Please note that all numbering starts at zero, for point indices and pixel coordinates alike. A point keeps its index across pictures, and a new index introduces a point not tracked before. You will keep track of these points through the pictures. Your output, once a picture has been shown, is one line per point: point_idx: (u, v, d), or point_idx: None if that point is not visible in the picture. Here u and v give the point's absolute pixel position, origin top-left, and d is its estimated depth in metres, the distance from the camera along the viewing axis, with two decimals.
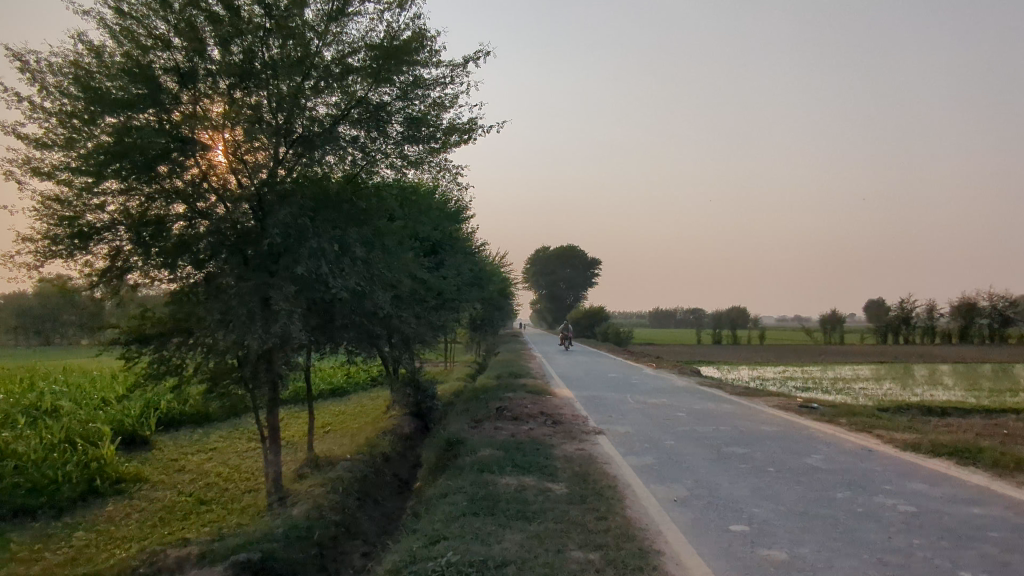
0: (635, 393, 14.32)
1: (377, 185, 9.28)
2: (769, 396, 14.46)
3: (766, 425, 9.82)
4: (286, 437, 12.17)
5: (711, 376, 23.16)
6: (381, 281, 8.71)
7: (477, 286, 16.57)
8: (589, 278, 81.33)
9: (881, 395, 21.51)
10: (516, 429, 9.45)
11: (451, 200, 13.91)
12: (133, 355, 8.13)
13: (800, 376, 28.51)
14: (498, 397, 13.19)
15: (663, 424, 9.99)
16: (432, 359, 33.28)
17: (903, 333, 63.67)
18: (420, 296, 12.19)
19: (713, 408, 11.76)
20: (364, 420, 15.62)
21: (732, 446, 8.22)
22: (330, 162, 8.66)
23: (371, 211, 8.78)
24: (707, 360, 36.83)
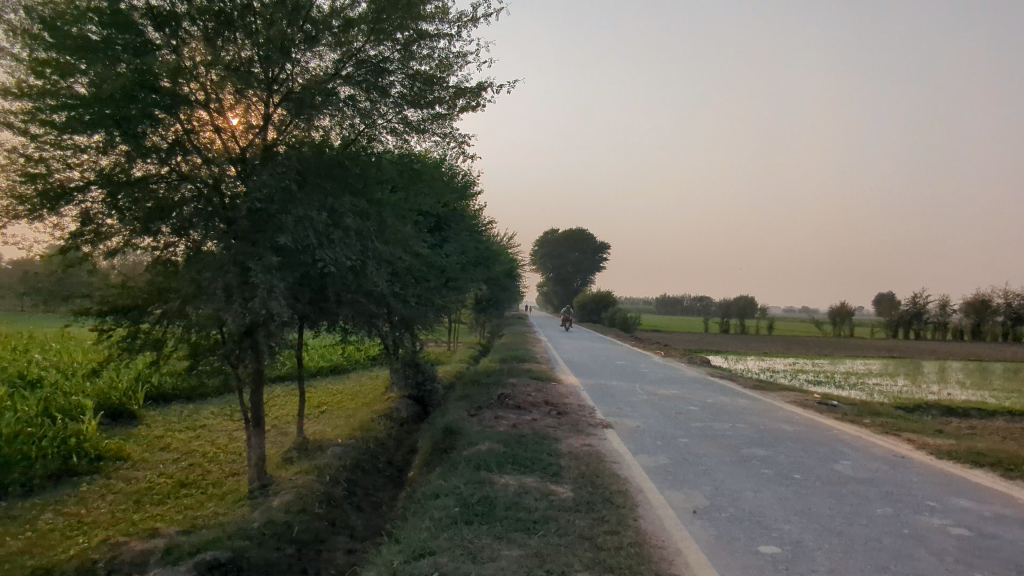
0: (644, 383, 13.66)
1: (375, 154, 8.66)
2: (784, 391, 13.78)
3: (786, 423, 9.16)
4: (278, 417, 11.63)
5: (721, 367, 22.45)
6: (377, 258, 8.06)
7: (483, 265, 15.91)
8: (597, 263, 80.51)
9: (897, 392, 20.77)
10: (518, 419, 8.84)
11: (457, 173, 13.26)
12: (108, 327, 7.55)
13: (812, 369, 27.78)
14: (501, 382, 12.58)
15: (675, 419, 9.34)
16: (436, 340, 32.76)
17: (915, 328, 62.68)
18: (421, 273, 11.57)
19: (728, 403, 11.10)
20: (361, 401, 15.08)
21: (752, 447, 7.57)
22: (325, 125, 8.05)
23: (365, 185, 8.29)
24: (716, 349, 36.13)
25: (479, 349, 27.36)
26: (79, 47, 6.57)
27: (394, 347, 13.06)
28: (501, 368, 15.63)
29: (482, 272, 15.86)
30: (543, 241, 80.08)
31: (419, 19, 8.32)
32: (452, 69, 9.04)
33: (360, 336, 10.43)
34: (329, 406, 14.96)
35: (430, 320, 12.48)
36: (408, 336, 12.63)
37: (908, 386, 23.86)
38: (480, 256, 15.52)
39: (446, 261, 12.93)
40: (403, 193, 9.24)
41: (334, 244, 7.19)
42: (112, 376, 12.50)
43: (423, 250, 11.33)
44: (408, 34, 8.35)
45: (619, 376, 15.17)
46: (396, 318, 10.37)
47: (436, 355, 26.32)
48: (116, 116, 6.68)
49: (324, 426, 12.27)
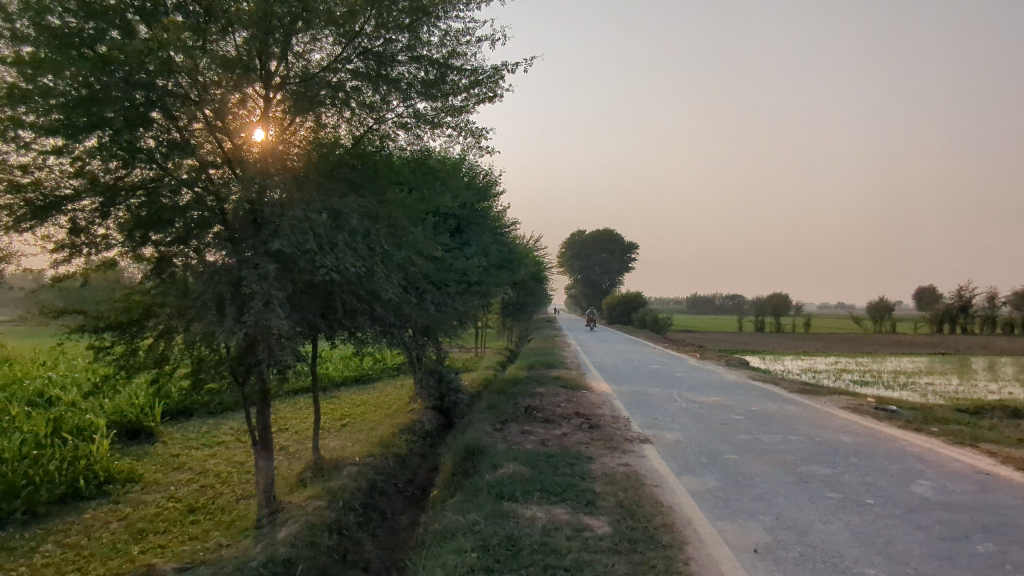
0: (681, 389, 12.82)
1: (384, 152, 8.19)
2: (834, 394, 12.81)
3: (844, 434, 8.28)
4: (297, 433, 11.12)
5: (760, 369, 21.37)
6: (389, 263, 7.48)
7: (507, 267, 15.25)
8: (625, 263, 79.27)
9: (953, 392, 19.45)
10: (546, 435, 8.14)
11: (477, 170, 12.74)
12: (106, 344, 7.07)
13: (856, 369, 26.44)
14: (528, 391, 11.89)
15: (719, 431, 8.54)
16: (463, 346, 32.19)
17: (961, 322, 60.08)
18: (439, 277, 10.96)
19: (775, 411, 10.22)
20: (385, 413, 14.52)
21: (810, 464, 6.73)
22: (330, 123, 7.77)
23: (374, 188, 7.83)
24: (752, 349, 34.86)
25: (506, 355, 26.68)
26: (63, 42, 6.08)
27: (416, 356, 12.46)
28: (529, 375, 14.94)
29: (507, 275, 15.18)
30: (570, 244, 79.22)
31: (428, 8, 7.79)
32: (466, 57, 8.48)
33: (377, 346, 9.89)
34: (352, 418, 14.45)
35: (453, 329, 11.92)
36: (430, 344, 12.05)
37: (962, 386, 22.41)
38: (504, 257, 14.84)
39: (468, 264, 12.39)
40: (417, 193, 8.66)
41: (338, 249, 6.59)
42: (129, 393, 12.16)
43: (441, 252, 10.76)
44: (417, 23, 7.84)
45: (654, 381, 14.35)
46: (414, 326, 9.86)
47: (463, 361, 25.77)
48: (109, 116, 6.14)
49: (344, 441, 11.73)
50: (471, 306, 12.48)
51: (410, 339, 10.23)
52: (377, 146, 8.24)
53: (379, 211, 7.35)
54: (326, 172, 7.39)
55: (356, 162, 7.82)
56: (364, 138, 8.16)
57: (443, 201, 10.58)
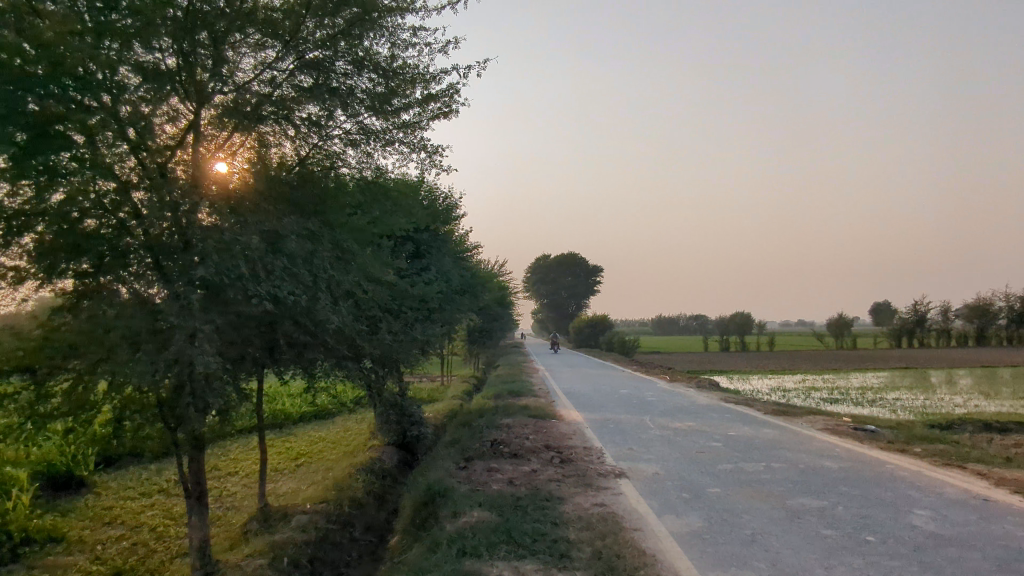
0: (654, 415, 12.33)
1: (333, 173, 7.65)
2: (809, 415, 12.49)
3: (827, 459, 7.86)
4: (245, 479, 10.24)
5: (730, 390, 21.08)
6: (336, 290, 6.86)
7: (469, 292, 14.66)
8: (591, 287, 79.41)
9: (921, 408, 19.45)
10: (514, 472, 7.52)
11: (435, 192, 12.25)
12: (9, 391, 5.87)
13: (824, 387, 26.44)
14: (495, 423, 11.25)
15: (697, 460, 8.04)
16: (429, 376, 31.29)
17: (918, 336, 61.52)
18: (396, 303, 10.32)
19: (752, 435, 9.80)
20: (344, 451, 13.64)
21: (799, 496, 6.25)
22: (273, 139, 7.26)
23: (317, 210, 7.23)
24: (720, 369, 34.78)
25: (472, 383, 25.89)
26: None
27: (374, 389, 11.71)
28: (495, 404, 14.29)
29: (470, 301, 14.58)
30: (535, 268, 79.07)
31: (378, 20, 7.33)
32: (419, 72, 7.98)
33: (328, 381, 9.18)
34: (308, 458, 13.54)
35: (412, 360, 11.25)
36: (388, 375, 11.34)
37: (928, 399, 22.50)
38: (466, 282, 14.25)
39: (429, 290, 11.83)
40: (369, 215, 8.07)
41: (275, 275, 5.98)
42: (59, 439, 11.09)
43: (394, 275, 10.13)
44: (366, 37, 7.33)
45: (625, 407, 13.84)
46: (368, 358, 9.17)
47: (428, 391, 24.92)
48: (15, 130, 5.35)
49: (297, 484, 10.85)
50: (432, 333, 11.83)
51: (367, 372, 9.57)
52: (324, 165, 7.64)
53: (325, 233, 6.76)
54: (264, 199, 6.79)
55: (298, 183, 7.22)
56: (307, 156, 7.59)
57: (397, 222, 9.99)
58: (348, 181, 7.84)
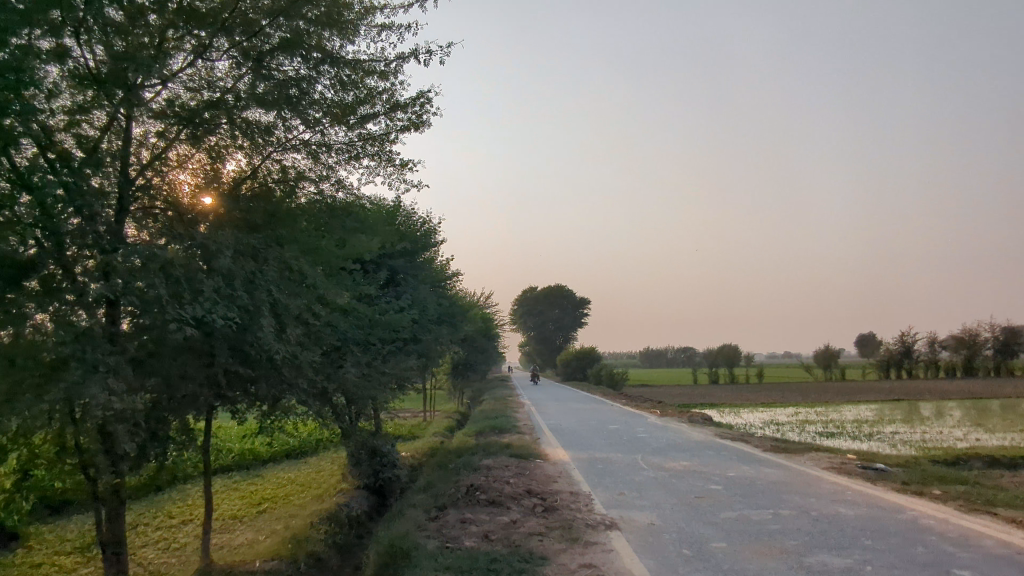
0: (645, 453, 11.49)
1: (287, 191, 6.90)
2: (809, 452, 11.72)
3: (841, 506, 7.05)
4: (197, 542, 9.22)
5: (722, 424, 20.31)
6: (282, 316, 6.09)
7: (448, 324, 13.85)
8: (578, 319, 78.67)
9: (919, 441, 18.77)
10: (491, 525, 6.63)
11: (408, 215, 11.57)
12: None
13: (817, 420, 25.71)
14: (473, 464, 10.34)
15: (696, 507, 7.20)
16: (410, 411, 30.14)
17: (905, 368, 61.28)
18: (366, 335, 9.50)
19: (754, 476, 8.97)
20: (312, 494, 12.59)
21: (819, 553, 5.43)
22: (223, 150, 6.46)
23: (265, 229, 6.54)
24: (709, 402, 33.98)
25: (455, 419, 24.82)
26: None
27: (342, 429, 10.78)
28: (475, 443, 13.36)
29: (449, 333, 13.76)
30: (522, 301, 78.26)
31: (339, 21, 6.70)
32: (387, 80, 7.40)
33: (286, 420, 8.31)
34: (273, 504, 12.47)
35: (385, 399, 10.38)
36: (358, 414, 10.44)
37: (926, 433, 21.77)
38: (444, 312, 13.45)
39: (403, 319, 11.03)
40: (331, 236, 7.29)
41: (200, 299, 5.24)
42: None
43: (364, 304, 9.34)
44: (328, 42, 6.77)
45: (614, 444, 12.96)
46: (331, 394, 8.33)
47: (408, 428, 23.81)
48: None
49: (256, 537, 9.84)
50: (407, 367, 10.99)
51: (331, 410, 8.70)
52: (280, 182, 6.94)
53: (270, 252, 6.05)
54: (205, 219, 6.08)
55: (248, 202, 6.52)
56: (262, 171, 6.88)
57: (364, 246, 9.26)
58: (307, 199, 7.10)
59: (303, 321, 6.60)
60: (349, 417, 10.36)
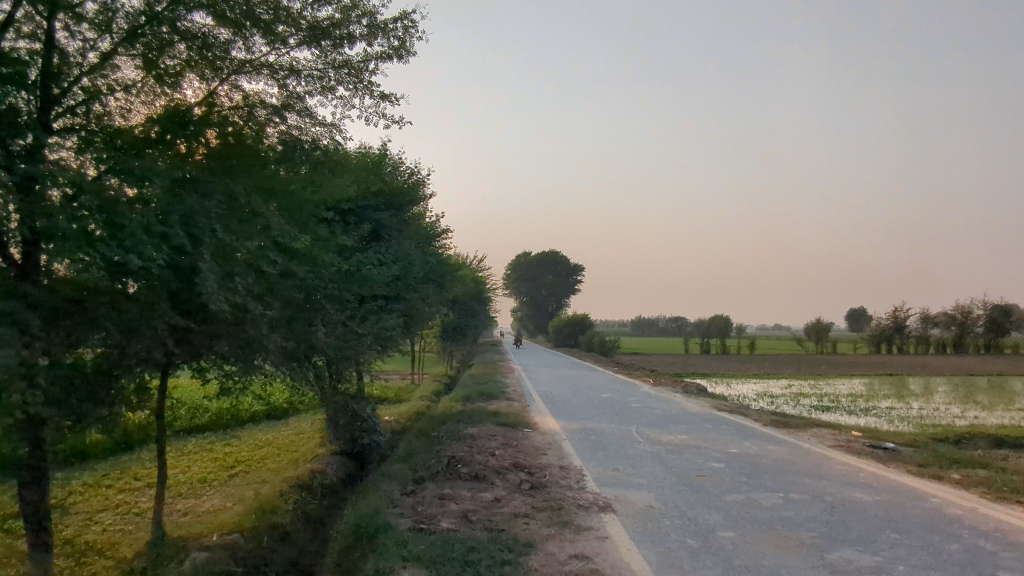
0: (639, 425, 10.89)
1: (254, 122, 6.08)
2: (811, 428, 11.16)
3: (857, 491, 6.43)
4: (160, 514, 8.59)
5: (715, 395, 19.82)
6: (233, 261, 5.31)
7: (435, 284, 13.08)
8: (572, 285, 78.05)
9: (916, 418, 18.35)
10: (472, 504, 5.97)
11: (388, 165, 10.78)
12: None
13: (810, 393, 25.34)
14: (457, 432, 9.71)
15: (698, 487, 6.57)
16: (398, 374, 29.58)
17: (896, 343, 61.28)
18: (345, 290, 8.73)
19: (757, 454, 8.35)
20: (288, 459, 11.98)
21: (841, 548, 4.80)
22: (178, 72, 5.68)
23: (227, 159, 5.69)
24: (701, 372, 33.60)
25: (443, 383, 24.23)
26: None
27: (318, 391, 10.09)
28: (461, 409, 12.74)
29: (435, 294, 13.00)
30: (515, 265, 77.41)
31: None
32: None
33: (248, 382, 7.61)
34: (247, 468, 11.85)
35: (363, 363, 9.65)
36: (335, 375, 9.73)
37: (920, 409, 21.40)
38: (431, 271, 12.67)
39: (387, 275, 10.28)
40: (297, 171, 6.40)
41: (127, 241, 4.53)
42: None
43: (341, 257, 8.53)
44: None
45: (606, 414, 12.36)
46: (299, 353, 7.59)
47: (395, 391, 23.23)
48: None
49: (224, 504, 9.23)
50: (389, 327, 10.26)
51: (302, 370, 7.97)
52: (238, 111, 6.07)
53: (218, 185, 5.28)
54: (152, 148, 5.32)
55: (215, 132, 5.75)
56: (217, 97, 6.02)
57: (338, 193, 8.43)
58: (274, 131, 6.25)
59: (259, 269, 5.83)
60: (326, 378, 9.64)
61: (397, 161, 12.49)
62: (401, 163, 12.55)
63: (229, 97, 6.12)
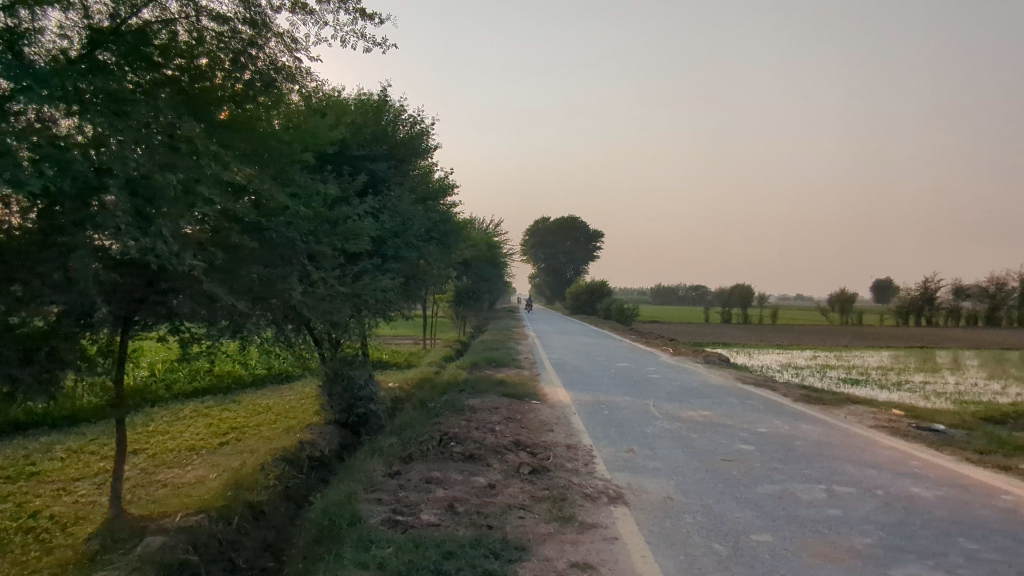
0: (658, 399, 9.99)
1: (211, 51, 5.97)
2: (849, 406, 10.14)
3: (914, 484, 5.47)
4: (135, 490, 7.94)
5: (740, 366, 18.81)
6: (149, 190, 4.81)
7: (438, 243, 12.17)
8: (591, 251, 76.72)
9: (957, 394, 17.18)
10: (461, 490, 5.16)
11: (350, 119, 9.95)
12: None
13: (838, 366, 24.17)
14: (458, 403, 8.90)
15: (726, 475, 5.68)
16: (411, 339, 28.95)
17: (926, 314, 59.35)
18: (328, 244, 7.88)
19: (790, 436, 7.41)
20: (284, 426, 11.33)
21: (905, 561, 3.88)
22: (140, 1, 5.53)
23: (148, 91, 5.32)
24: (724, 342, 32.45)
25: (454, 349, 23.47)
26: None
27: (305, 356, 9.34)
28: (468, 377, 11.93)
29: (438, 254, 12.10)
30: (534, 231, 76.17)
31: None
32: None
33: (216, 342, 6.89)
34: (240, 435, 11.24)
35: (350, 326, 8.88)
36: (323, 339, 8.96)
37: (960, 384, 20.14)
38: (433, 230, 11.75)
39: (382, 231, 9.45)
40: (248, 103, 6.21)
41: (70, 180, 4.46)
42: None
43: (323, 207, 7.67)
44: None
45: (623, 386, 11.45)
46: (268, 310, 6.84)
47: (405, 357, 22.59)
48: None
49: (206, 476, 8.57)
50: (383, 288, 9.43)
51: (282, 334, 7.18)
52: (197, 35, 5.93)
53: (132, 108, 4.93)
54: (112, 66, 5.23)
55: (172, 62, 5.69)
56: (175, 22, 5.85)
57: (313, 134, 7.60)
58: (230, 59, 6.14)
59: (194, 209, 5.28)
60: (311, 340, 8.90)
61: (399, 109, 11.49)
62: (403, 112, 11.55)
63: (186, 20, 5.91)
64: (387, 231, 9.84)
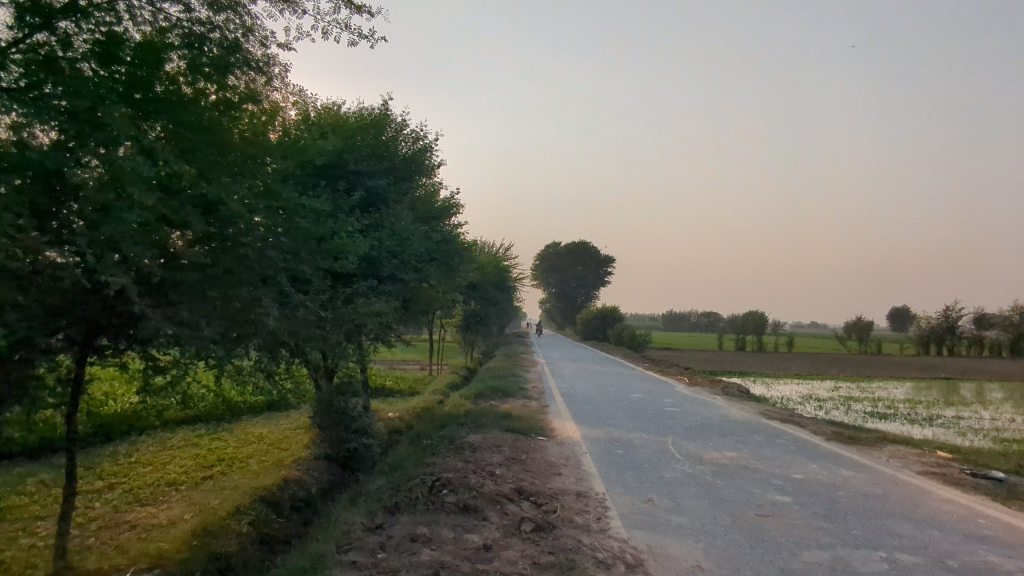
0: (677, 435, 9.16)
1: (177, 54, 5.58)
2: (888, 446, 9.22)
3: (990, 552, 4.60)
4: (99, 533, 7.18)
5: (760, 398, 17.85)
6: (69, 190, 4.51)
7: (440, 265, 11.48)
8: (602, 276, 75.94)
9: (994, 430, 16.12)
10: (450, 552, 4.36)
11: (339, 133, 9.54)
12: None
13: (862, 398, 23.09)
14: (457, 439, 8.10)
15: (764, 536, 4.82)
16: (416, 365, 28.19)
17: (948, 344, 57.76)
18: (312, 262, 7.21)
19: (830, 484, 6.53)
20: (273, 460, 10.56)
21: None
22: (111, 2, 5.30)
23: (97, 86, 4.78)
24: (739, 370, 31.40)
25: (459, 375, 22.61)
26: None
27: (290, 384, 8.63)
28: (471, 408, 11.14)
29: (439, 277, 11.40)
30: (545, 255, 75.61)
31: None
32: None
33: (181, 367, 6.18)
34: (227, 468, 10.49)
35: (335, 350, 8.21)
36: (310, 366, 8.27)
37: (994, 419, 19.02)
38: (434, 251, 11.07)
39: (374, 249, 8.98)
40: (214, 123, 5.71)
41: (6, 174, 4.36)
42: None
43: (306, 221, 7.05)
44: None
45: (638, 420, 10.60)
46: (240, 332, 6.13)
47: (409, 383, 21.81)
48: None
49: (179, 517, 7.78)
50: (374, 311, 8.74)
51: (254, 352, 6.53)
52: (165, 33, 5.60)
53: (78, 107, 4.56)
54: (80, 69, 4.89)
55: (140, 61, 5.22)
56: (142, 18, 5.53)
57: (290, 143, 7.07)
58: (199, 65, 5.72)
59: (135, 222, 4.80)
60: (296, 367, 8.18)
61: (399, 124, 10.90)
62: (406, 126, 10.99)
63: (153, 18, 5.60)
64: (384, 251, 9.19)
